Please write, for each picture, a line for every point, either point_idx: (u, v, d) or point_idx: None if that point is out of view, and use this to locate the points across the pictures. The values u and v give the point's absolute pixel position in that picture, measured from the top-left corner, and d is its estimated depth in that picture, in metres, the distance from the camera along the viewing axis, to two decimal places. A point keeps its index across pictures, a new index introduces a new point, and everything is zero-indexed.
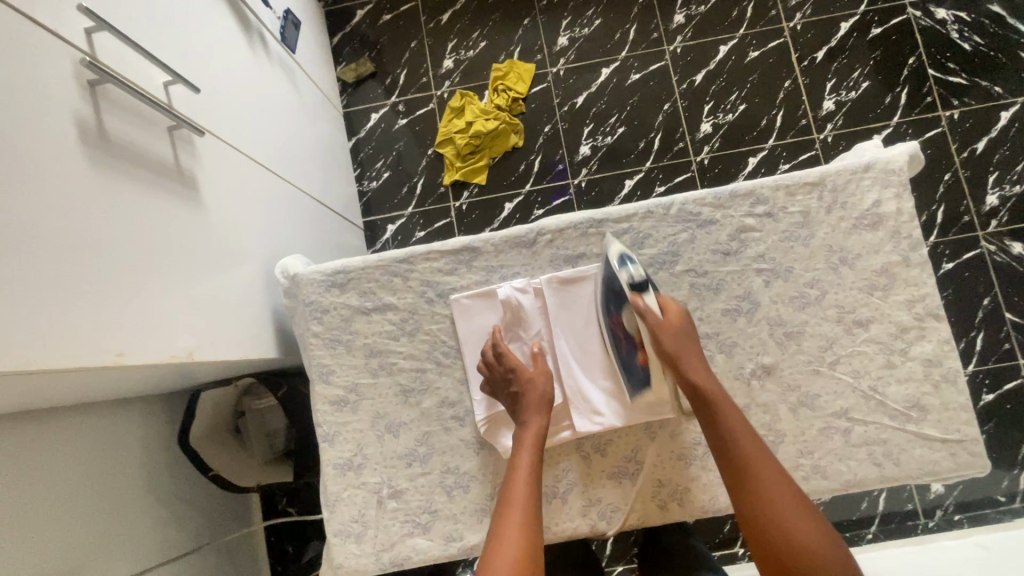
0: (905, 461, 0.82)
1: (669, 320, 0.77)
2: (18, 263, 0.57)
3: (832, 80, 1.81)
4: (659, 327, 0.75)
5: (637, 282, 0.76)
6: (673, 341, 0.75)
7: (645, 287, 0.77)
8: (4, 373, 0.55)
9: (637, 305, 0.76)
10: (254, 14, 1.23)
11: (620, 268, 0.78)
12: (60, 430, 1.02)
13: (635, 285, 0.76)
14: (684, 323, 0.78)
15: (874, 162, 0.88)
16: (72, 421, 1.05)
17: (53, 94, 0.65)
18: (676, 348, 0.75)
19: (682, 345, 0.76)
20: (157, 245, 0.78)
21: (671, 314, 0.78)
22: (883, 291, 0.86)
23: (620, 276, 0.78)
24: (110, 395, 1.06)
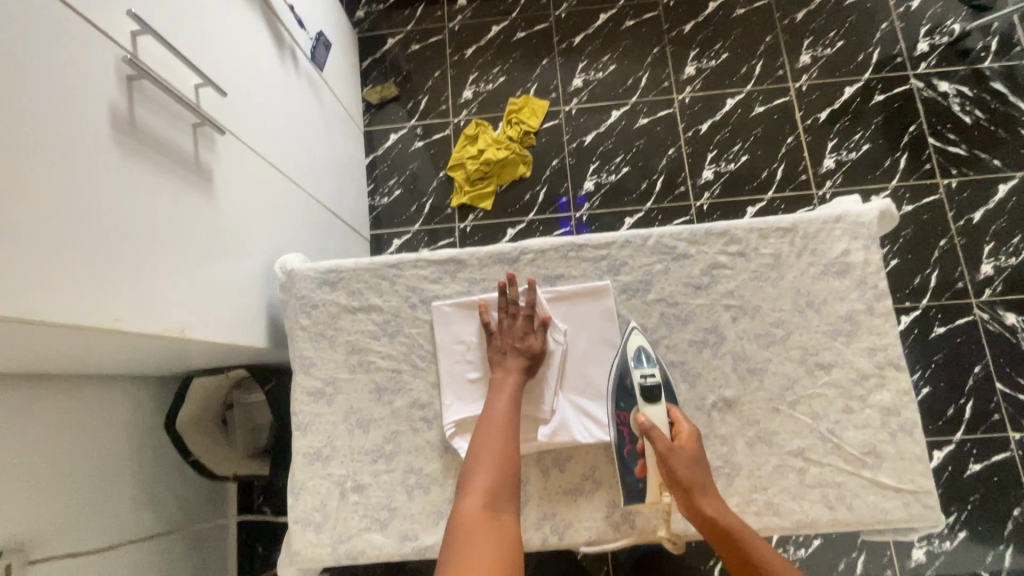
0: (858, 507, 0.83)
1: (683, 445, 0.80)
2: (35, 224, 0.63)
3: (834, 140, 1.87)
4: (673, 455, 0.78)
5: (648, 386, 0.83)
6: (686, 471, 0.78)
7: (655, 393, 0.83)
8: (11, 321, 0.61)
9: (643, 420, 0.80)
10: (288, 31, 1.35)
11: (635, 367, 0.84)
12: (49, 395, 1.07)
13: (646, 390, 0.82)
14: (696, 450, 0.80)
15: (844, 215, 0.92)
16: (61, 390, 1.10)
17: (93, 84, 0.73)
18: (691, 478, 0.78)
19: (696, 473, 0.79)
20: (166, 227, 0.85)
21: (683, 437, 0.81)
22: (846, 337, 0.88)
23: (632, 375, 0.84)
24: (100, 368, 1.11)
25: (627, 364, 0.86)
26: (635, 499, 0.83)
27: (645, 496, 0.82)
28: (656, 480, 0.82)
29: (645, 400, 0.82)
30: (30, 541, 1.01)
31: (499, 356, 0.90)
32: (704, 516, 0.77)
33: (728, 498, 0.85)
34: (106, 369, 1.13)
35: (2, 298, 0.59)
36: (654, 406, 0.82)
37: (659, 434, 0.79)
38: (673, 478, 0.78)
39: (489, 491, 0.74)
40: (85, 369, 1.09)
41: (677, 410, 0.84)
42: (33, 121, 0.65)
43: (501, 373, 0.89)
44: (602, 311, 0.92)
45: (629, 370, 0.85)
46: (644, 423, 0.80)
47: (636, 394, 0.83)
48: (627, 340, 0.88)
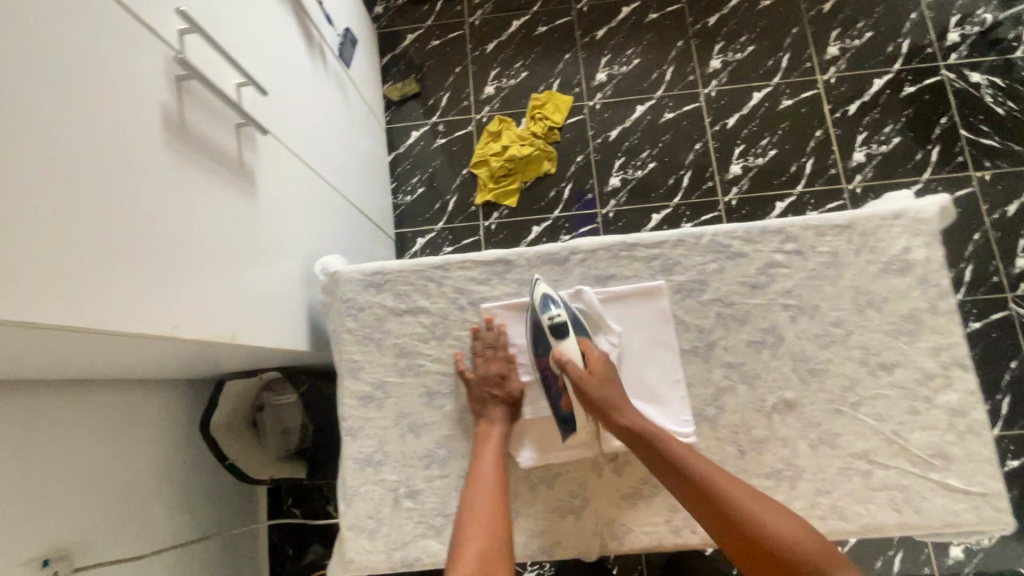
0: (926, 510, 0.81)
1: (593, 371, 0.84)
2: (93, 230, 0.62)
3: (864, 133, 1.84)
4: (585, 380, 0.82)
5: (557, 324, 0.86)
6: (600, 390, 0.82)
7: (564, 329, 0.86)
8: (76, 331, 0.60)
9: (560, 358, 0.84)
10: (317, 28, 1.33)
11: (544, 312, 0.86)
12: (84, 402, 1.05)
13: (556, 329, 0.86)
14: (607, 371, 0.84)
15: (904, 212, 0.90)
16: (95, 395, 1.08)
17: (145, 85, 0.71)
18: (604, 398, 0.82)
19: (610, 393, 0.83)
20: (215, 229, 0.83)
21: (595, 364, 0.85)
22: (910, 336, 0.86)
23: (543, 319, 0.87)
24: (134, 373, 1.08)
25: (537, 312, 0.87)
26: (570, 430, 0.86)
27: (575, 425, 0.85)
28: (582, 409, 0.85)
29: (556, 337, 0.86)
30: (73, 549, 1.01)
31: (478, 406, 0.88)
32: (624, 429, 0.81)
33: (792, 502, 0.83)
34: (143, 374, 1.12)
35: (67, 308, 0.58)
36: (566, 342, 0.85)
37: (572, 366, 0.83)
38: (589, 402, 0.82)
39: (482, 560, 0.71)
40: (120, 375, 1.07)
41: (586, 339, 0.88)
42: (89, 124, 0.63)
43: (486, 425, 0.86)
44: (656, 311, 0.90)
45: (540, 317, 0.87)
46: (563, 360, 0.84)
47: (547, 335, 0.86)
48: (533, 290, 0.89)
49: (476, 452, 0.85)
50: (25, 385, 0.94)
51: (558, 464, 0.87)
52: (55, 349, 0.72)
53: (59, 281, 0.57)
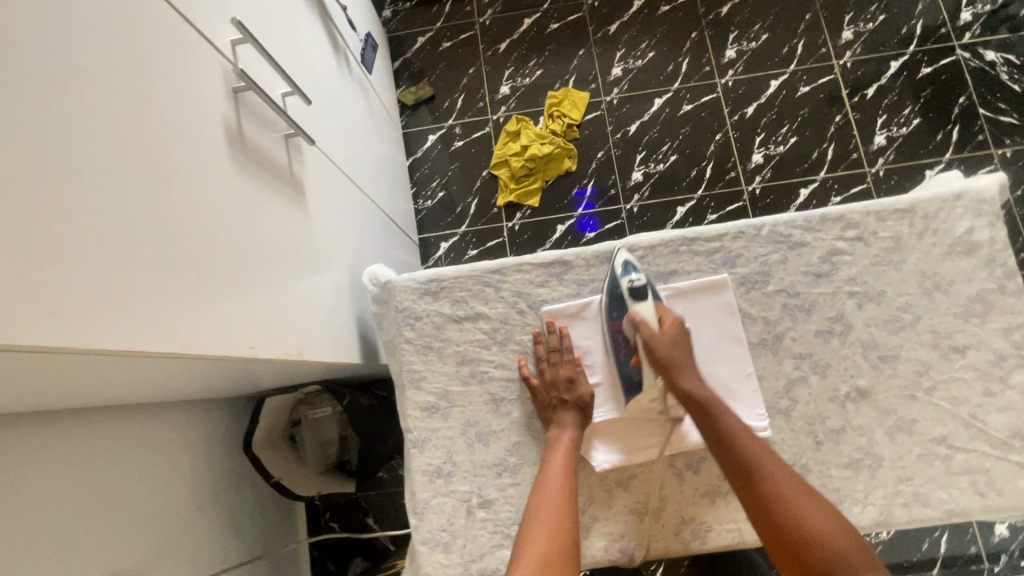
0: (1009, 492, 0.81)
1: (667, 332, 0.84)
2: (172, 252, 0.60)
3: (883, 116, 1.84)
4: (656, 340, 0.83)
5: (637, 289, 0.86)
6: (672, 353, 0.83)
7: (643, 293, 0.86)
8: (163, 356, 0.58)
9: (634, 318, 0.84)
10: (342, 35, 1.30)
11: (623, 277, 0.86)
12: (132, 426, 1.02)
13: (635, 292, 0.86)
14: (679, 335, 0.85)
15: (965, 192, 0.89)
16: (143, 420, 1.05)
17: (207, 99, 0.69)
18: (671, 359, 0.82)
19: (681, 357, 0.83)
20: (276, 244, 0.81)
21: (668, 326, 0.85)
22: (979, 318, 0.86)
23: (620, 284, 0.87)
24: (182, 395, 1.05)
25: (616, 276, 0.88)
26: (632, 392, 0.86)
27: (641, 386, 0.85)
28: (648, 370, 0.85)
29: (635, 299, 0.85)
30: None
31: (548, 412, 0.86)
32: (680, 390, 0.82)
33: (873, 491, 0.83)
34: (190, 395, 1.09)
35: (154, 332, 0.56)
36: (643, 305, 0.85)
37: (645, 327, 0.83)
38: (656, 361, 0.82)
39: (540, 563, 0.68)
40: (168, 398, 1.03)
41: (663, 304, 0.88)
42: (162, 142, 0.61)
43: (557, 429, 0.85)
44: (719, 305, 0.89)
45: (619, 281, 0.87)
46: (637, 319, 0.84)
47: (626, 298, 0.86)
48: (614, 257, 0.90)
49: (546, 455, 0.83)
50: (76, 413, 0.91)
51: (632, 465, 0.86)
52: (131, 376, 0.71)
53: (144, 305, 0.55)
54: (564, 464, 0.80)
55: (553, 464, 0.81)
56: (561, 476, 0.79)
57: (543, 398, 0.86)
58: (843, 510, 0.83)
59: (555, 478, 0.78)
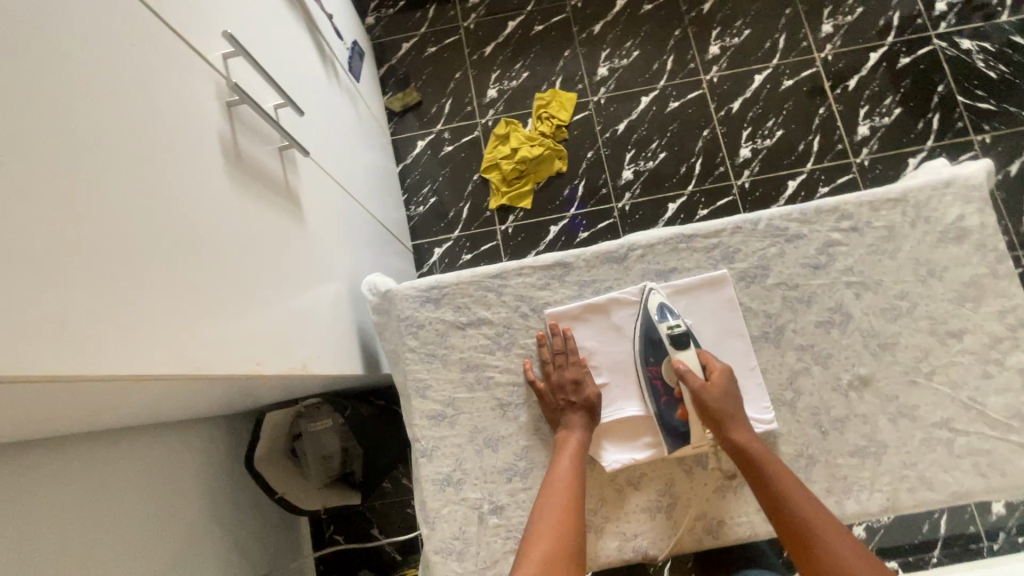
0: (1011, 471, 0.82)
1: (714, 382, 0.84)
2: (176, 272, 0.60)
3: (866, 106, 1.87)
4: (705, 391, 0.83)
5: (676, 335, 0.86)
6: (720, 402, 0.82)
7: (683, 340, 0.87)
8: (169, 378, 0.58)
9: (678, 368, 0.85)
10: (329, 44, 1.29)
11: (660, 320, 0.87)
12: (132, 448, 1.00)
13: (676, 339, 0.86)
14: (729, 385, 0.84)
15: (954, 179, 0.91)
16: (142, 442, 1.02)
17: (203, 114, 0.68)
18: (722, 410, 0.82)
19: (730, 406, 0.82)
20: (275, 259, 0.81)
21: (715, 375, 0.85)
22: (974, 303, 0.88)
23: (659, 328, 0.87)
24: (182, 414, 1.03)
25: (653, 320, 0.88)
26: (679, 444, 0.84)
27: (688, 435, 0.84)
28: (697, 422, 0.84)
29: (676, 347, 0.87)
30: None
31: (556, 415, 0.86)
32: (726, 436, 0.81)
33: (879, 478, 0.84)
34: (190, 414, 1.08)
35: (160, 353, 0.55)
36: (687, 354, 0.86)
37: (690, 375, 0.84)
38: (704, 411, 0.83)
39: (545, 563, 0.67)
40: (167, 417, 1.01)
41: (706, 351, 0.88)
42: (160, 160, 0.60)
43: (565, 430, 0.84)
44: (720, 301, 0.90)
45: (657, 325, 0.87)
46: (680, 368, 0.85)
47: (666, 343, 0.87)
48: (647, 297, 0.90)
49: (554, 457, 0.82)
50: (75, 437, 0.89)
51: (642, 463, 0.86)
52: (136, 398, 0.70)
53: (149, 327, 0.55)
54: (572, 465, 0.80)
55: (562, 465, 0.80)
56: (570, 476, 0.78)
57: (551, 401, 0.86)
58: (852, 498, 0.83)
59: (562, 479, 0.78)
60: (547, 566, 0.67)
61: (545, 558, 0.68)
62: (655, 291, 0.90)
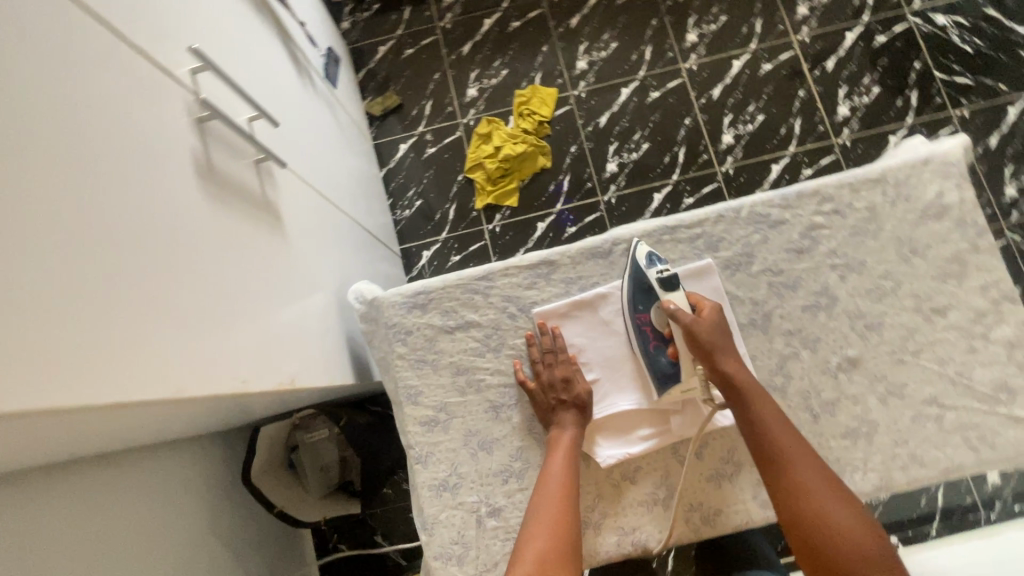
0: (1001, 444, 0.83)
1: (705, 319, 0.83)
2: (153, 294, 0.59)
3: (844, 87, 1.88)
4: (696, 328, 0.82)
5: (666, 279, 0.86)
6: (710, 337, 0.81)
7: (673, 284, 0.86)
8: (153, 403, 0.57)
9: (668, 308, 0.84)
10: (303, 52, 1.27)
11: (649, 266, 0.88)
12: (128, 470, 0.99)
13: (665, 283, 0.86)
14: (720, 321, 0.84)
15: (931, 156, 0.91)
16: (136, 465, 1.02)
17: (172, 131, 0.67)
18: (713, 344, 0.81)
19: (721, 341, 0.82)
20: (259, 273, 0.80)
21: (705, 313, 0.84)
22: (957, 279, 0.88)
23: (649, 274, 0.87)
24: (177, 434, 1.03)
25: (642, 267, 0.88)
26: (669, 384, 0.86)
27: (681, 377, 0.85)
28: (687, 359, 0.85)
29: (666, 288, 0.86)
30: None
31: (548, 414, 0.86)
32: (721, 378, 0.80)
33: (872, 458, 0.84)
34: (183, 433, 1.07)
35: (140, 378, 0.55)
36: (676, 295, 0.86)
37: (682, 315, 0.83)
38: (696, 349, 0.82)
39: (539, 563, 0.67)
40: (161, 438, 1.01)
41: (696, 293, 0.88)
42: (129, 182, 0.59)
43: (557, 429, 0.84)
44: (707, 290, 0.90)
45: (646, 272, 0.88)
46: (671, 308, 0.84)
47: (656, 288, 0.86)
48: (635, 249, 0.90)
49: (547, 455, 0.82)
50: (68, 464, 0.88)
51: (637, 457, 0.87)
52: (124, 424, 0.69)
53: (127, 353, 0.54)
54: (565, 462, 0.80)
55: (555, 464, 0.80)
56: (563, 475, 0.78)
57: (542, 400, 0.86)
58: (846, 479, 0.84)
59: (556, 477, 0.78)
60: (542, 565, 0.67)
61: (540, 559, 0.68)
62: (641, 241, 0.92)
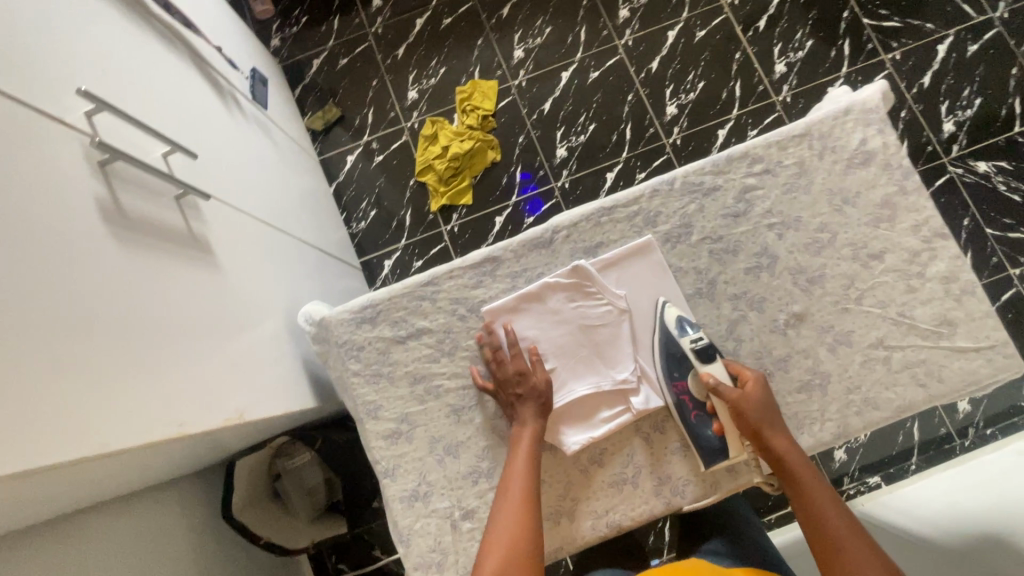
0: (948, 377, 0.86)
1: (751, 394, 0.81)
2: (64, 352, 0.57)
3: (778, 44, 1.87)
4: (744, 405, 0.80)
5: (702, 348, 0.84)
6: (758, 417, 0.80)
7: (710, 352, 0.84)
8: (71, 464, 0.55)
9: (709, 381, 0.83)
10: (224, 76, 1.23)
11: (682, 335, 0.85)
12: (108, 523, 0.97)
13: (701, 353, 0.84)
14: (765, 395, 0.81)
15: (851, 106, 0.92)
16: (116, 518, 0.98)
17: (70, 178, 0.64)
18: (762, 422, 0.80)
19: (768, 419, 0.80)
20: (191, 315, 0.77)
21: (749, 387, 0.82)
22: (889, 222, 0.90)
23: (683, 344, 0.85)
24: (157, 479, 1.00)
25: (675, 336, 0.86)
26: (716, 460, 0.84)
27: (728, 450, 0.84)
28: (734, 434, 0.83)
29: (702, 361, 0.84)
30: None
31: (509, 410, 0.86)
32: (771, 455, 0.79)
33: (828, 408, 0.86)
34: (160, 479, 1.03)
35: (51, 443, 0.53)
36: (713, 366, 0.84)
37: (726, 390, 0.81)
38: (744, 426, 0.81)
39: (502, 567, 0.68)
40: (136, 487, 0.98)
41: (735, 362, 0.86)
42: (26, 238, 0.56)
43: (519, 426, 0.84)
44: (649, 266, 0.91)
45: (679, 340, 0.86)
46: (711, 382, 0.82)
47: (691, 358, 0.85)
48: (663, 314, 0.88)
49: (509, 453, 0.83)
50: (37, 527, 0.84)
51: (601, 439, 0.87)
52: (64, 487, 0.67)
53: (34, 419, 0.51)
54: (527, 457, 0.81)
55: (516, 462, 0.80)
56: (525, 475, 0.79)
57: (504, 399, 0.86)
58: (805, 432, 0.86)
59: (519, 478, 0.78)
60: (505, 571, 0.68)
61: (501, 567, 0.68)
62: (669, 305, 0.89)
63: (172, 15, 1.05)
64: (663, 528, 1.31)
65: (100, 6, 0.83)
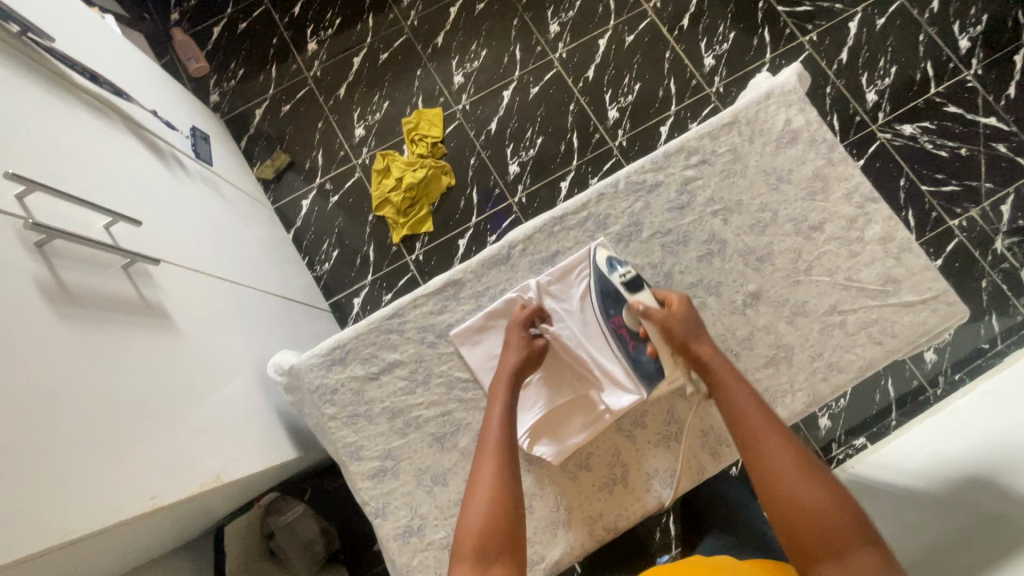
0: (900, 331, 0.90)
1: (675, 310, 0.85)
2: (18, 445, 0.55)
3: (704, 40, 1.95)
4: (670, 319, 0.84)
5: (631, 281, 0.88)
6: (684, 328, 0.84)
7: (638, 284, 0.89)
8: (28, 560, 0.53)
9: (638, 307, 0.86)
10: (161, 138, 1.22)
11: (612, 272, 0.89)
12: None
13: (630, 284, 0.88)
14: (690, 310, 0.86)
15: (772, 90, 0.98)
16: None
17: (8, 265, 0.62)
18: (687, 334, 0.84)
19: (692, 329, 0.84)
20: (150, 381, 0.76)
21: (675, 305, 0.86)
22: (823, 194, 0.95)
23: (614, 279, 0.89)
24: (140, 560, 0.96)
25: (604, 275, 0.89)
26: (654, 381, 0.87)
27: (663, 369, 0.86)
28: (666, 352, 0.86)
29: (631, 291, 0.88)
30: None
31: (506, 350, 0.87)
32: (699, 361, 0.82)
33: (796, 377, 0.89)
34: (145, 559, 0.99)
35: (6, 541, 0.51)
36: (642, 293, 0.88)
37: (652, 311, 0.86)
38: (672, 339, 0.84)
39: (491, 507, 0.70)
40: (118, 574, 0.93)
41: (661, 289, 0.90)
42: None
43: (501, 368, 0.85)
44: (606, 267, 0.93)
45: (610, 278, 0.89)
46: (640, 308, 0.86)
47: (622, 291, 0.88)
48: (594, 257, 0.91)
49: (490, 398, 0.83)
50: None
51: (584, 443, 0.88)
52: None
53: None
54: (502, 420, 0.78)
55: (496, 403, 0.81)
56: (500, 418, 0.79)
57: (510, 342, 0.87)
58: (779, 405, 0.89)
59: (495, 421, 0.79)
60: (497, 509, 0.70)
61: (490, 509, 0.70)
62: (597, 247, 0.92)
63: (99, 84, 1.04)
64: (666, 524, 1.31)
65: (19, 86, 0.81)
